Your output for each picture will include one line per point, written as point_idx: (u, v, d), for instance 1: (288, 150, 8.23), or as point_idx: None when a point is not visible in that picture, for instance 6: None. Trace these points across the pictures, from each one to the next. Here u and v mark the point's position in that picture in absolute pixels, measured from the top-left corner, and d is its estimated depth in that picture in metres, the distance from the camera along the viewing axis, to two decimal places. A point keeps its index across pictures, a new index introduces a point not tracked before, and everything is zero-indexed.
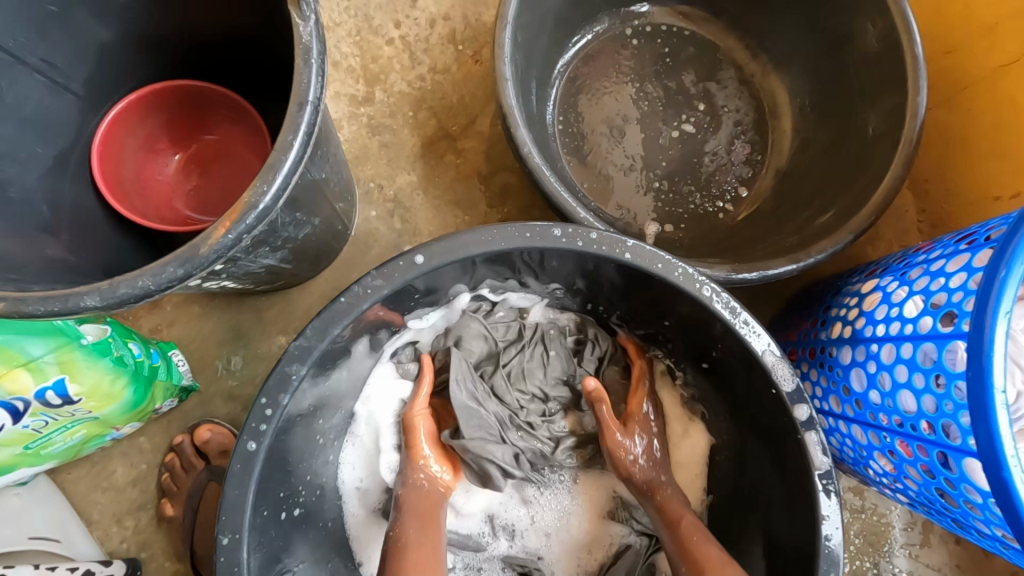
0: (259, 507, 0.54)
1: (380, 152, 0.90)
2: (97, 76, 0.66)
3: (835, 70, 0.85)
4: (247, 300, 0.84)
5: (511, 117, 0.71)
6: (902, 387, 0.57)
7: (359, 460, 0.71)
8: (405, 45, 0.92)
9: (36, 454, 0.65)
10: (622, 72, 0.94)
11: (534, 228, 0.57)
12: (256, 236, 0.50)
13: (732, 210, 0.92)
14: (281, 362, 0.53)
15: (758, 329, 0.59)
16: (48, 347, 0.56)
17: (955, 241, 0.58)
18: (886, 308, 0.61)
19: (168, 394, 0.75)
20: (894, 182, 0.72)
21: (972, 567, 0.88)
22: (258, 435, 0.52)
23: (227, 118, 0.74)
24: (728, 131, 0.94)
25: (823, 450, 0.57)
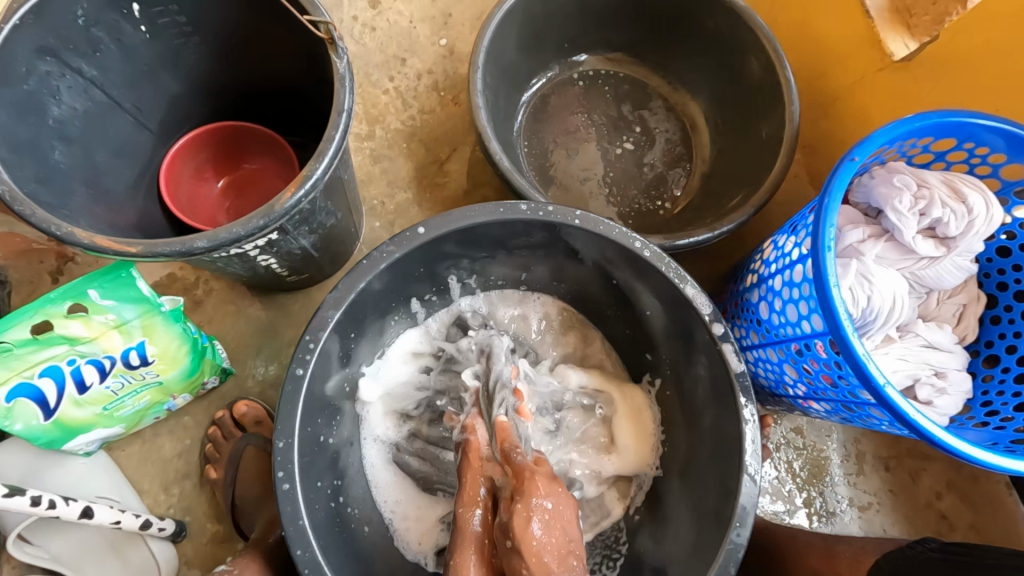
0: (305, 423, 0.69)
1: (381, 176, 1.11)
2: (169, 119, 0.86)
3: (735, 94, 1.10)
4: (275, 298, 1.01)
5: (486, 136, 0.93)
6: (788, 302, 0.75)
7: (375, 418, 0.86)
8: (398, 93, 1.15)
9: (110, 416, 0.79)
10: (573, 106, 1.19)
11: (506, 204, 0.76)
12: (303, 211, 0.69)
13: (669, 207, 1.13)
14: (320, 308, 0.70)
15: (681, 271, 0.77)
16: (137, 312, 0.72)
17: None
18: (776, 251, 0.81)
19: (214, 371, 0.90)
20: (781, 168, 0.95)
21: (902, 490, 1.03)
22: (304, 363, 0.69)
23: (262, 148, 0.94)
24: (661, 146, 1.18)
25: (738, 357, 0.74)
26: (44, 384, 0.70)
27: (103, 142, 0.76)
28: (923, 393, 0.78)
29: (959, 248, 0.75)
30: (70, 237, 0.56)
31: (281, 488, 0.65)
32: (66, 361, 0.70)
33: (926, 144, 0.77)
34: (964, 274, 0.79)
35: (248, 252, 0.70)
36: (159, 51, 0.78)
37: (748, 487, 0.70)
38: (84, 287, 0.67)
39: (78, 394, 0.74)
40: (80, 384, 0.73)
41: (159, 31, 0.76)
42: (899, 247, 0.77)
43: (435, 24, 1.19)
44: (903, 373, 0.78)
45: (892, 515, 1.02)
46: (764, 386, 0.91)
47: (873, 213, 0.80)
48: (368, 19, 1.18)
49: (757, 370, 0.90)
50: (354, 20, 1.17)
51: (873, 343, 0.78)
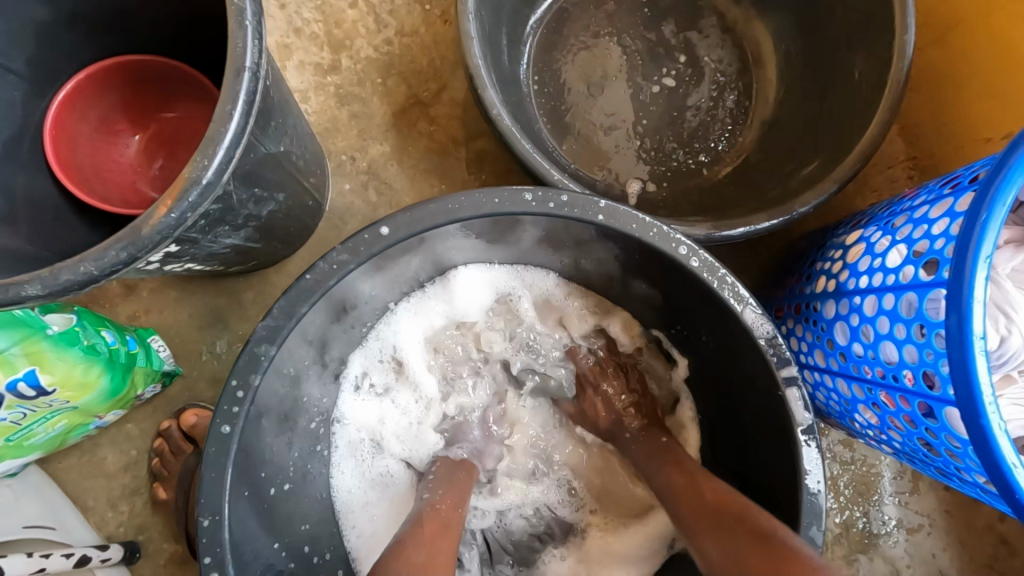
0: (239, 487, 0.54)
1: (350, 123, 0.87)
2: (41, 55, 0.63)
3: (820, 11, 0.81)
4: (222, 283, 0.83)
5: (479, 79, 0.68)
6: (884, 338, 0.56)
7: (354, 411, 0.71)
8: (369, 7, 0.87)
9: (20, 446, 0.65)
10: (598, 26, 0.90)
11: (503, 193, 0.55)
12: (208, 214, 0.48)
13: (717, 166, 0.89)
14: (249, 344, 0.52)
15: (737, 287, 0.57)
16: (13, 339, 0.56)
17: (939, 187, 0.56)
18: (869, 260, 0.60)
19: (150, 380, 0.75)
20: (881, 127, 0.70)
21: (959, 512, 0.89)
22: (231, 417, 0.52)
23: (183, 93, 0.71)
24: (711, 83, 0.91)
25: (805, 407, 0.56)
26: None
27: None
28: None
29: None
30: None
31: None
32: None
33: None
34: None
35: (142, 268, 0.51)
36: None
37: None
38: None
39: None
40: None
41: None
42: None
43: None
44: (1017, 423, 0.60)
45: (943, 539, 0.89)
46: (820, 411, 0.75)
47: (1018, 208, 0.58)
48: None
49: (815, 394, 0.72)
50: None
51: None
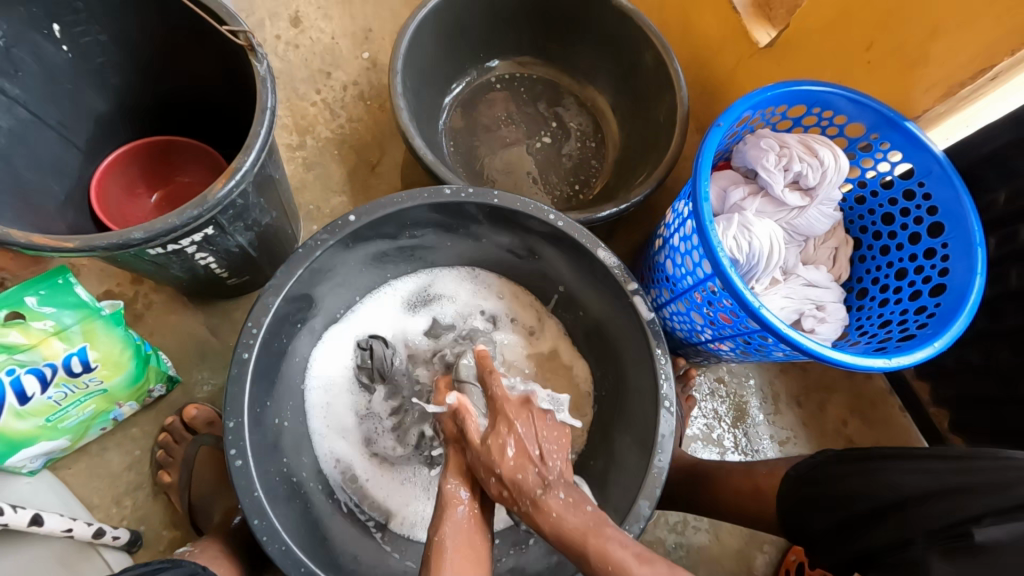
0: (253, 404, 0.73)
1: (315, 183, 1.16)
2: (97, 136, 0.89)
3: (634, 85, 1.22)
4: (216, 305, 1.03)
5: (410, 135, 1.01)
6: (684, 256, 0.86)
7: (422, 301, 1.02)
8: (326, 104, 1.21)
9: (55, 428, 0.80)
10: (492, 107, 1.28)
11: (430, 189, 0.84)
12: (236, 205, 0.74)
13: (588, 191, 1.24)
14: (260, 296, 0.75)
15: (590, 236, 0.86)
16: (76, 318, 0.74)
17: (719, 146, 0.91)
18: (673, 215, 0.92)
19: (160, 379, 0.92)
20: (677, 145, 1.07)
21: (812, 423, 1.16)
22: (248, 347, 0.72)
23: (191, 160, 0.97)
24: (576, 139, 1.29)
25: (648, 306, 0.84)
26: None
27: (30, 158, 0.78)
28: (808, 324, 0.90)
29: (822, 197, 0.89)
30: (7, 238, 0.59)
31: (234, 464, 0.69)
32: (4, 370, 0.71)
33: (783, 111, 0.91)
34: (830, 220, 0.92)
35: (185, 249, 0.74)
36: (81, 71, 0.81)
37: (665, 418, 0.80)
38: (20, 296, 0.68)
39: (20, 405, 0.74)
40: (21, 394, 0.74)
41: (82, 51, 0.79)
42: (773, 201, 0.89)
43: (356, 39, 1.26)
44: (790, 309, 0.90)
45: (806, 446, 1.14)
46: (683, 339, 1.02)
47: (751, 174, 0.93)
48: (291, 38, 1.24)
49: (673, 323, 1.01)
50: (277, 39, 1.23)
51: (763, 285, 0.90)
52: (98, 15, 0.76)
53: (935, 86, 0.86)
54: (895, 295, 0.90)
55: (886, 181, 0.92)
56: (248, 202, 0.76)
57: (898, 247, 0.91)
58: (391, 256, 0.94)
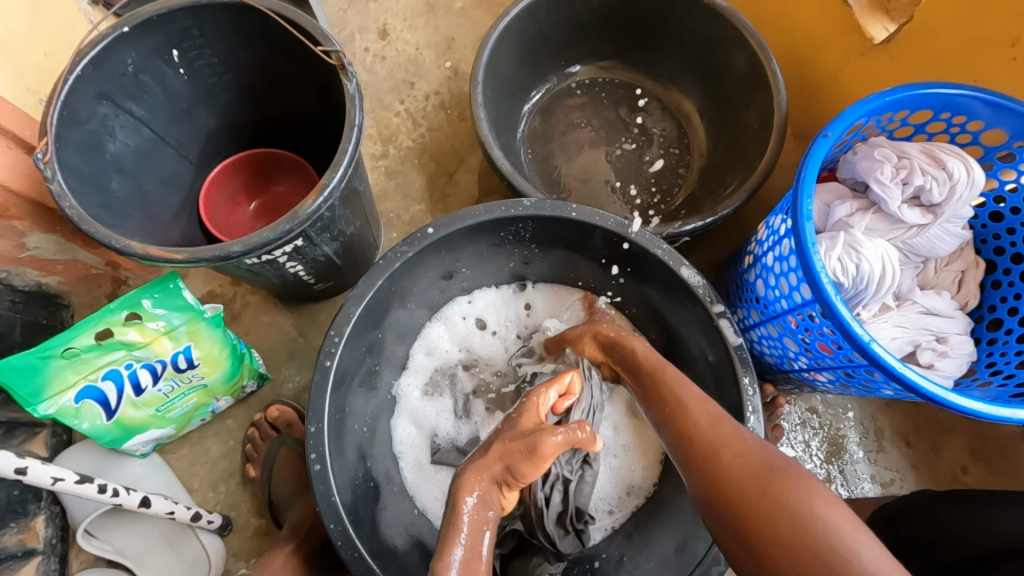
0: (333, 410, 0.76)
1: (397, 190, 1.19)
2: (206, 150, 0.96)
3: (725, 90, 1.15)
4: (304, 308, 1.09)
5: (489, 147, 1.00)
6: (779, 277, 0.79)
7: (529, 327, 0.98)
8: (409, 114, 1.24)
9: (163, 417, 0.88)
10: (572, 112, 1.25)
11: (509, 202, 0.83)
12: (323, 220, 0.77)
13: (669, 202, 1.18)
14: (343, 306, 0.77)
15: (675, 253, 0.81)
16: (183, 318, 0.80)
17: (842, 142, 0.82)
18: (766, 231, 0.85)
19: (252, 376, 0.98)
20: (772, 153, 0.98)
21: (923, 464, 1.03)
22: (330, 355, 0.76)
23: (287, 170, 1.03)
24: (658, 145, 1.23)
25: (735, 331, 0.78)
26: (106, 385, 0.79)
27: (152, 173, 0.87)
28: (924, 357, 0.79)
29: (949, 214, 0.78)
30: (128, 249, 0.65)
31: (314, 468, 0.71)
32: (124, 365, 0.78)
33: (904, 117, 0.80)
34: (956, 240, 0.81)
35: (277, 259, 0.78)
36: (195, 91, 0.88)
37: None
38: (138, 298, 0.76)
39: (135, 395, 0.82)
40: (136, 386, 0.81)
41: (196, 74, 0.86)
42: (887, 218, 0.80)
43: (439, 49, 1.28)
44: (902, 341, 0.80)
45: (916, 491, 1.02)
46: (772, 365, 0.94)
47: (861, 187, 0.83)
48: (379, 50, 1.28)
49: (762, 347, 0.93)
50: (366, 52, 1.28)
51: (870, 312, 0.81)
52: (211, 40, 0.82)
53: None
54: None
55: None
56: (335, 212, 0.79)
57: None
58: (470, 267, 0.94)
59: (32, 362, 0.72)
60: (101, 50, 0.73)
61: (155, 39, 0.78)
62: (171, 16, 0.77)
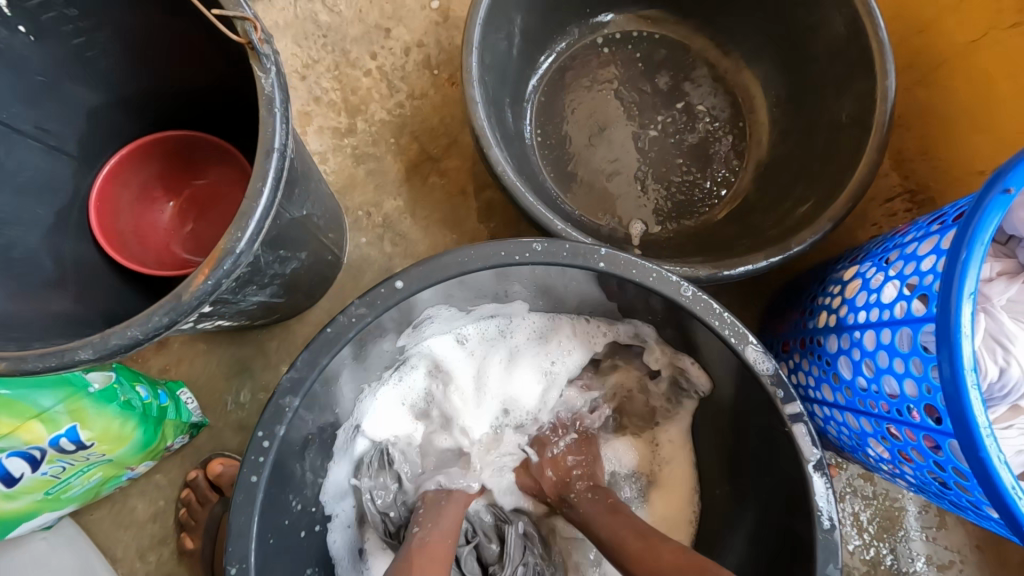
0: (264, 536, 0.56)
1: (366, 180, 0.93)
2: (91, 137, 0.69)
3: (803, 61, 0.86)
4: (249, 335, 0.87)
5: (486, 142, 0.73)
6: (884, 372, 0.57)
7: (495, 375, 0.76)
8: (383, 74, 0.94)
9: (57, 499, 0.68)
10: (597, 78, 0.96)
11: (512, 245, 0.58)
12: (239, 278, 0.53)
13: (715, 207, 0.93)
14: (274, 396, 0.55)
15: (738, 325, 0.59)
16: (57, 398, 0.60)
17: None
18: (865, 294, 0.62)
19: (180, 431, 0.78)
20: (870, 165, 0.72)
21: (990, 546, 0.87)
22: (258, 467, 0.54)
23: (214, 162, 0.76)
24: (706, 128, 0.95)
25: (813, 442, 0.57)
26: None
27: (0, 178, 0.61)
28: None
29: None
30: None
31: None
32: None
33: None
34: None
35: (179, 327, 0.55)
36: None
37: None
38: None
39: (7, 487, 0.62)
40: (6, 477, 0.61)
41: None
42: None
43: None
44: None
45: None
46: (835, 445, 0.75)
47: (1012, 242, 0.59)
48: None
49: (826, 426, 0.73)
50: None
51: (994, 416, 0.60)
52: None
53: None
54: None
55: None
56: (260, 261, 0.55)
57: None
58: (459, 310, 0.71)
59: None
60: None
61: None
62: None
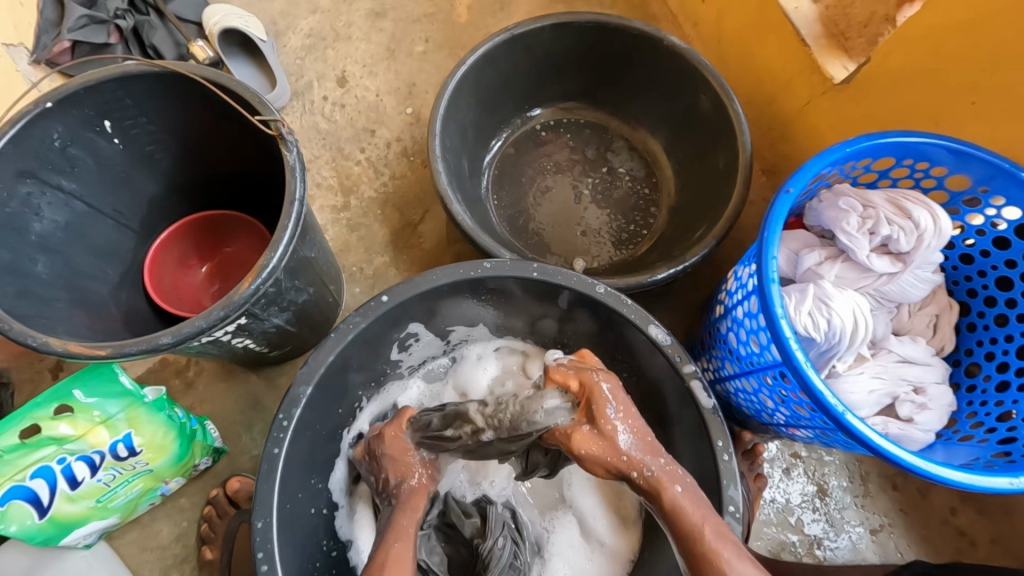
0: (283, 501, 0.70)
1: (359, 243, 1.15)
2: (149, 217, 0.92)
3: (688, 130, 1.13)
4: (263, 373, 1.04)
5: (449, 201, 0.97)
6: (750, 333, 0.76)
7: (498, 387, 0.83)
8: (370, 163, 1.21)
9: (104, 508, 0.81)
10: (538, 155, 1.23)
11: (469, 264, 0.79)
12: (267, 296, 0.73)
13: (641, 243, 1.16)
14: (292, 386, 0.72)
15: (642, 311, 0.78)
16: (121, 407, 0.75)
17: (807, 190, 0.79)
18: (735, 282, 0.82)
19: (206, 452, 0.91)
20: (739, 196, 0.96)
21: (912, 508, 1.00)
22: (279, 441, 0.70)
23: (240, 233, 0.98)
24: (627, 185, 1.21)
25: (707, 392, 0.75)
26: (35, 484, 0.73)
27: (86, 246, 0.82)
28: (904, 410, 0.77)
29: (919, 261, 0.76)
30: (46, 347, 0.61)
31: (261, 569, 0.66)
32: (55, 459, 0.73)
33: (867, 165, 0.79)
34: (928, 285, 0.79)
35: (220, 338, 0.73)
36: (133, 158, 0.84)
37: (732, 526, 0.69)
38: (69, 388, 0.71)
39: (71, 490, 0.76)
40: (71, 480, 0.75)
41: (131, 141, 0.82)
42: (856, 266, 0.77)
43: (400, 95, 1.26)
44: (881, 392, 0.77)
45: (906, 537, 0.98)
46: (750, 417, 0.91)
47: (828, 235, 0.81)
48: (337, 98, 1.25)
49: (739, 399, 0.90)
50: (324, 100, 1.25)
51: (845, 365, 0.78)
52: (146, 106, 0.79)
53: None
54: (1014, 378, 0.75)
55: (999, 241, 0.77)
56: (282, 285, 0.75)
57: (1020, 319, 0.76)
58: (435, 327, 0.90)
59: None
60: (22, 128, 0.69)
61: (82, 111, 0.74)
62: (99, 86, 0.73)
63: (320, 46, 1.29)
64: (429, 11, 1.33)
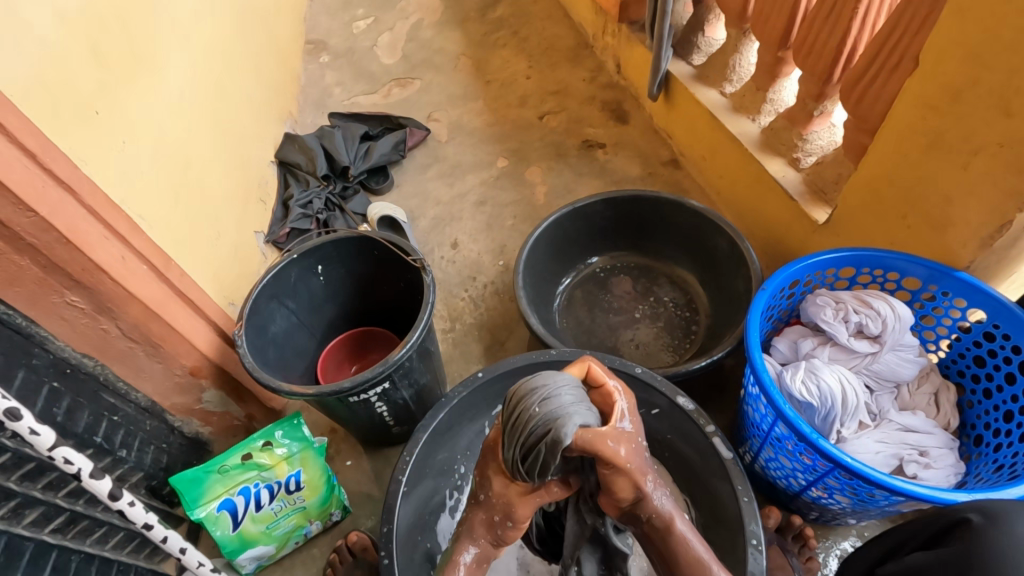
0: (402, 520, 0.97)
1: (460, 356, 1.53)
2: (326, 330, 1.36)
3: (714, 262, 1.45)
4: (382, 450, 1.34)
5: (526, 315, 1.32)
6: (755, 402, 0.97)
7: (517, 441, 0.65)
8: (471, 299, 1.64)
9: (269, 534, 1.11)
10: (598, 290, 1.59)
11: (540, 352, 1.09)
12: (402, 369, 1.09)
13: (686, 351, 1.43)
14: (413, 432, 1.04)
15: (669, 384, 1.01)
16: (298, 448, 1.09)
17: (791, 293, 1.06)
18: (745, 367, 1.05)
19: (338, 505, 1.19)
20: None
21: None
22: (402, 470, 0.99)
23: (381, 343, 1.38)
24: (671, 309, 1.52)
25: (725, 446, 0.94)
26: (238, 499, 1.05)
27: (290, 345, 1.25)
28: (909, 470, 0.90)
29: (891, 343, 0.96)
30: (278, 387, 1.03)
31: (383, 562, 0.91)
32: (253, 483, 1.05)
33: (835, 275, 1.05)
34: (914, 365, 0.98)
35: (368, 398, 1.10)
36: (327, 290, 1.31)
37: (754, 558, 0.84)
38: (273, 430, 1.08)
39: (255, 511, 1.07)
40: (257, 502, 1.07)
41: (328, 278, 1.30)
42: (841, 348, 0.99)
43: (495, 252, 1.74)
44: (887, 454, 0.91)
45: None
46: (787, 490, 1.04)
47: (819, 328, 1.04)
48: (450, 256, 1.75)
49: (771, 473, 1.05)
50: (442, 258, 1.75)
51: (851, 431, 0.94)
52: (342, 257, 1.28)
53: (969, 242, 0.91)
54: (1007, 439, 0.89)
55: (963, 327, 0.96)
56: (412, 363, 1.11)
57: (998, 388, 0.92)
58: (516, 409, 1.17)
59: (199, 475, 1.03)
60: (278, 268, 1.19)
61: (308, 260, 1.24)
62: (321, 245, 1.23)
63: (441, 224, 1.84)
64: (516, 198, 1.88)
